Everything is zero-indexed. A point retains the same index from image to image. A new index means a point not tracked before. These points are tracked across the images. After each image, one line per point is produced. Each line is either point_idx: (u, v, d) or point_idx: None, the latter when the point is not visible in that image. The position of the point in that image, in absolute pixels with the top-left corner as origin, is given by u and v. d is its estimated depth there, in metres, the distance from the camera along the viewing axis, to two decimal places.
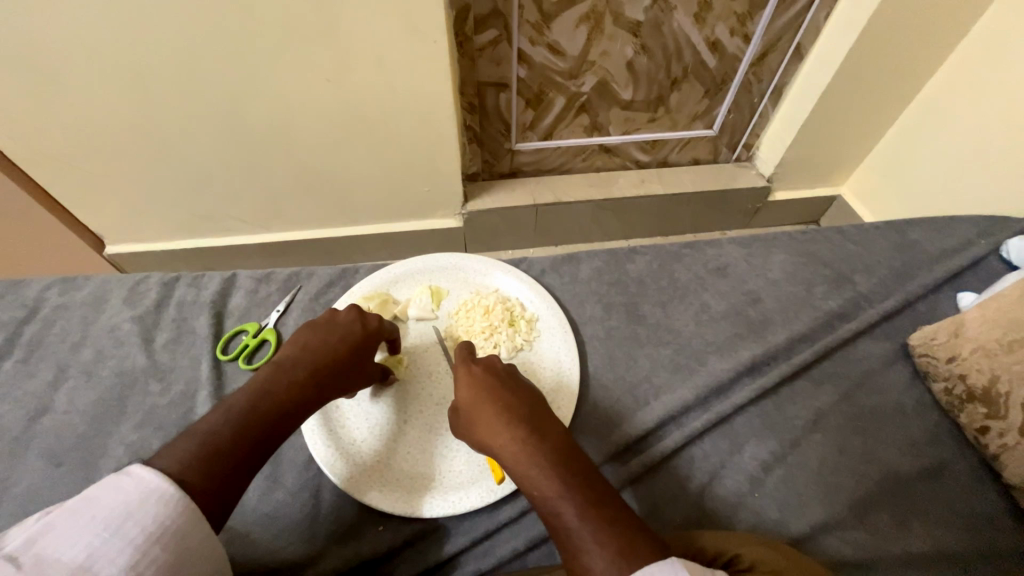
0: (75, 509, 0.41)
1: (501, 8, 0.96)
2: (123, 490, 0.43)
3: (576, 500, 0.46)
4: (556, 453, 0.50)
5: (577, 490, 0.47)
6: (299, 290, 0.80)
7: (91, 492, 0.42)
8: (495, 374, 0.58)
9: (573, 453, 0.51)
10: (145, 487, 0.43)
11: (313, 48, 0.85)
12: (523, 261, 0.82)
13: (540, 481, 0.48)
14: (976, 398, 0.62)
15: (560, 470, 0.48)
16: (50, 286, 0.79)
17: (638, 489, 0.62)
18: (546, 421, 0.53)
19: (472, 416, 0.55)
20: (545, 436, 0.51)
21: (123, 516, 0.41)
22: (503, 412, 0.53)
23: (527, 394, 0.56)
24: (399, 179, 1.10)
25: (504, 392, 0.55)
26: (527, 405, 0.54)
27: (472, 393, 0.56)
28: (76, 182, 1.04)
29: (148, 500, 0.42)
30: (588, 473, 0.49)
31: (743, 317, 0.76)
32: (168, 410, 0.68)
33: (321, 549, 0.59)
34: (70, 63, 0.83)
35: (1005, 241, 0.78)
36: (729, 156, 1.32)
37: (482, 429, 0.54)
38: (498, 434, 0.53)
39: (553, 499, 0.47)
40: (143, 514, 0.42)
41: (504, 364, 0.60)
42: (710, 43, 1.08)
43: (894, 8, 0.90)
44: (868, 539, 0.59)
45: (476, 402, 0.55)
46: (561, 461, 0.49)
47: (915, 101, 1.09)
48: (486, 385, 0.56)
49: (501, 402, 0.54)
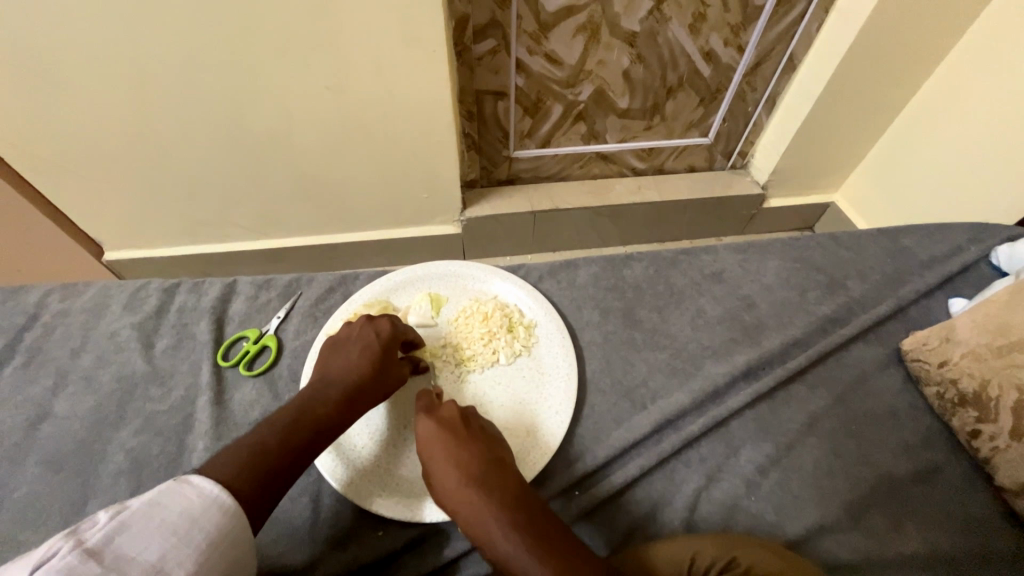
0: (145, 510, 0.42)
1: (499, 18, 0.97)
2: (186, 498, 0.45)
3: (529, 560, 0.48)
4: (510, 509, 0.51)
5: (531, 548, 0.48)
6: (299, 296, 0.80)
7: (157, 494, 0.44)
8: (451, 423, 0.58)
9: (528, 505, 0.52)
10: (207, 497, 0.46)
11: (315, 56, 0.86)
12: (521, 268, 0.83)
13: (496, 541, 0.50)
14: (968, 401, 0.63)
15: (515, 534, 0.49)
16: (50, 292, 0.80)
17: (594, 522, 0.61)
18: (501, 473, 0.54)
19: (429, 470, 0.56)
20: (499, 493, 0.52)
21: (190, 522, 0.43)
22: (457, 467, 0.54)
23: (482, 443, 0.57)
24: (398, 186, 1.11)
25: (458, 445, 0.56)
26: (481, 458, 0.55)
27: (429, 447, 0.57)
28: (78, 190, 1.04)
29: (210, 509, 0.45)
30: (542, 525, 0.50)
31: (738, 322, 0.77)
32: (169, 415, 0.69)
33: (322, 553, 0.59)
34: (76, 71, 0.84)
35: (994, 247, 0.80)
36: (725, 164, 1.34)
37: (440, 486, 0.55)
38: (452, 491, 0.54)
39: (509, 558, 0.49)
40: (206, 522, 0.44)
41: (464, 410, 0.60)
42: (705, 53, 1.10)
43: (885, 20, 0.92)
44: (863, 541, 0.60)
45: (432, 457, 0.56)
46: (515, 517, 0.50)
47: (907, 109, 1.11)
48: (442, 437, 0.56)
49: (455, 457, 0.55)
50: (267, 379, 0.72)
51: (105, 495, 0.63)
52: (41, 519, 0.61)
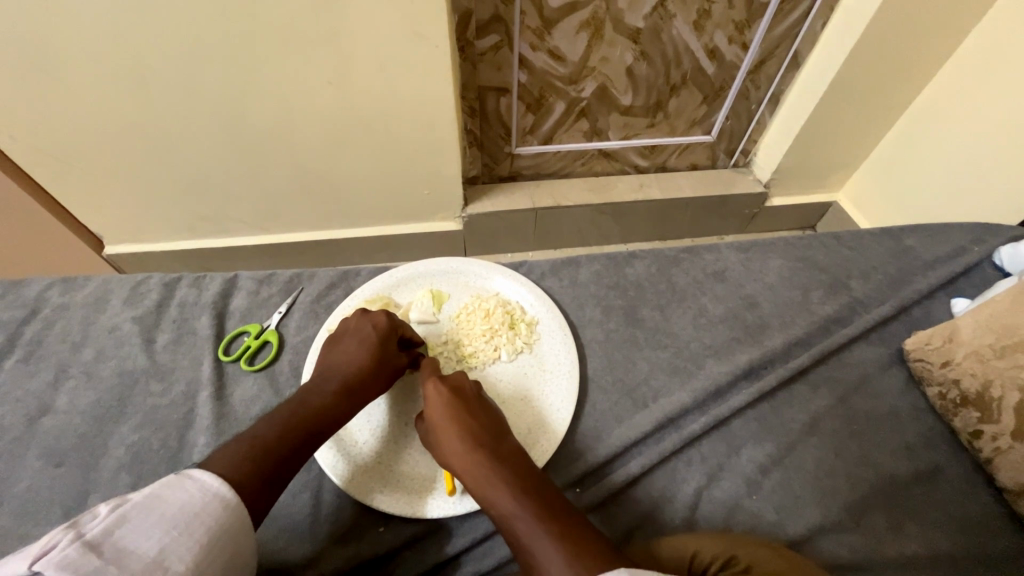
0: (144, 503, 0.42)
1: (502, 14, 0.97)
2: (187, 492, 0.45)
3: (530, 515, 0.47)
4: (513, 473, 0.51)
5: (530, 506, 0.48)
6: (301, 292, 0.80)
7: (158, 488, 0.44)
8: (461, 396, 0.58)
9: (532, 472, 0.52)
10: (208, 490, 0.45)
11: (316, 50, 0.86)
12: (523, 265, 0.83)
13: (498, 500, 0.50)
14: (970, 402, 0.63)
15: (518, 495, 0.49)
16: (50, 285, 0.79)
17: (601, 515, 0.61)
18: (505, 444, 0.55)
19: (437, 436, 0.57)
20: (504, 458, 0.53)
21: (190, 515, 0.43)
22: (464, 433, 0.55)
23: (492, 418, 0.57)
24: (400, 182, 1.11)
25: (466, 412, 0.56)
26: (488, 427, 0.56)
27: (437, 413, 0.57)
28: (78, 183, 1.04)
29: (210, 503, 0.45)
30: (544, 490, 0.50)
31: (740, 321, 0.77)
32: (169, 410, 0.69)
33: (322, 549, 0.59)
34: (77, 64, 0.84)
35: (998, 248, 0.80)
36: (727, 162, 1.33)
37: (446, 452, 0.55)
38: (460, 455, 0.54)
39: (510, 517, 0.48)
40: (207, 515, 0.44)
41: (474, 385, 0.61)
42: (708, 51, 1.09)
43: (890, 19, 0.91)
44: (863, 541, 0.60)
45: (440, 423, 0.57)
46: (518, 480, 0.51)
47: (911, 109, 1.10)
48: (451, 405, 0.57)
49: (462, 423, 0.55)
50: (267, 374, 0.72)
51: (105, 490, 0.63)
52: (41, 513, 0.61)
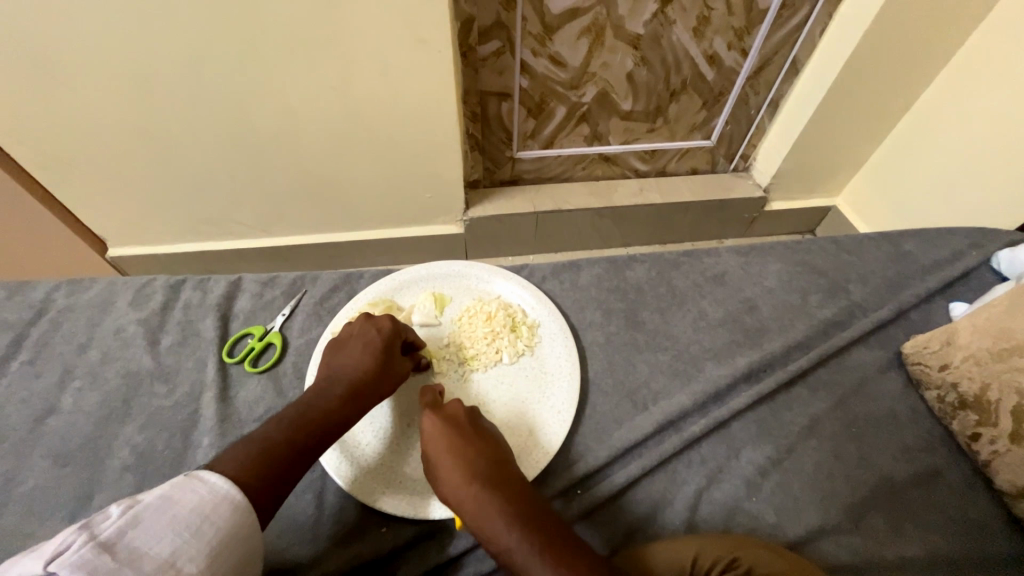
0: (156, 505, 0.43)
1: (504, 20, 0.98)
2: (198, 493, 0.45)
3: (532, 552, 0.48)
4: (513, 505, 0.51)
5: (534, 543, 0.49)
6: (304, 294, 0.81)
7: (169, 489, 0.44)
8: (456, 425, 0.58)
9: (530, 502, 0.53)
10: (219, 492, 0.46)
11: (321, 56, 0.87)
12: (525, 268, 0.83)
13: (499, 535, 0.50)
14: (968, 405, 0.63)
15: (518, 529, 0.50)
16: (56, 287, 0.80)
17: (595, 520, 0.61)
18: (503, 472, 0.55)
19: (432, 466, 0.56)
20: (503, 490, 0.53)
21: (201, 517, 0.43)
22: (461, 464, 0.55)
23: (488, 445, 0.57)
24: (402, 185, 1.12)
25: (463, 443, 0.56)
26: (485, 457, 0.56)
27: (434, 443, 0.57)
28: (83, 186, 1.05)
29: (221, 504, 0.45)
30: (545, 522, 0.51)
31: (740, 324, 0.77)
32: (174, 411, 0.69)
33: (325, 549, 0.60)
34: (84, 68, 0.85)
35: (995, 253, 0.80)
36: (727, 167, 1.34)
37: (443, 482, 0.55)
38: (457, 486, 0.54)
39: (512, 553, 0.49)
40: (218, 516, 0.44)
41: (468, 411, 0.60)
42: (708, 56, 1.10)
43: (888, 25, 0.92)
44: (862, 543, 0.60)
45: (436, 453, 0.56)
46: (516, 511, 0.51)
47: (909, 114, 1.11)
48: (448, 435, 0.57)
49: (460, 454, 0.55)
50: (271, 376, 0.73)
51: (110, 490, 0.64)
52: (46, 513, 0.62)
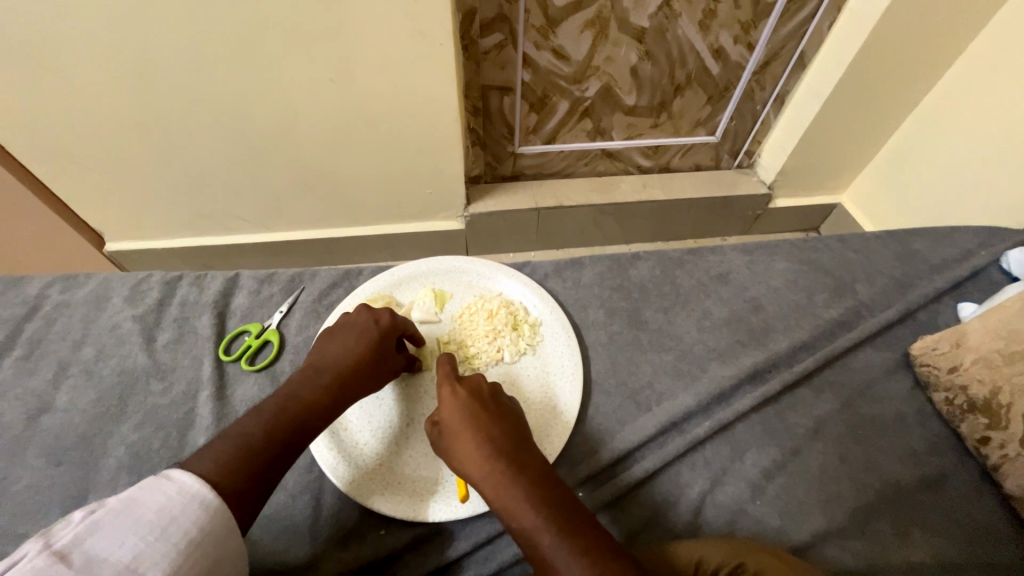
0: (118, 509, 0.42)
1: (507, 13, 0.96)
2: (165, 494, 0.44)
3: (551, 530, 0.47)
4: (534, 483, 0.51)
5: (556, 521, 0.48)
6: (302, 291, 0.80)
7: (134, 493, 0.43)
8: (479, 399, 0.57)
9: (551, 481, 0.52)
10: (187, 492, 0.45)
11: (319, 49, 0.85)
12: (527, 266, 0.82)
13: (519, 512, 0.49)
14: (977, 408, 0.62)
15: (539, 507, 0.49)
16: (51, 283, 0.79)
17: (603, 519, 0.61)
18: (524, 450, 0.54)
19: (452, 441, 0.55)
20: (524, 467, 0.52)
21: (167, 519, 0.42)
22: (484, 439, 0.54)
23: (510, 422, 0.57)
24: (402, 181, 1.11)
25: (485, 419, 0.55)
26: (507, 435, 0.55)
27: (455, 418, 0.56)
28: (79, 179, 1.04)
29: (189, 505, 0.44)
30: (565, 503, 0.50)
31: (745, 324, 0.76)
32: (169, 410, 0.68)
33: (322, 552, 0.59)
34: (77, 60, 0.83)
35: (1005, 252, 0.79)
36: (731, 163, 1.33)
37: (462, 456, 0.54)
38: (476, 462, 0.53)
39: (530, 530, 0.48)
40: (187, 518, 0.43)
41: (489, 386, 0.60)
42: (713, 51, 1.09)
43: (897, 20, 0.90)
44: (868, 548, 0.59)
45: (457, 428, 0.55)
46: (538, 490, 0.50)
47: (917, 111, 1.09)
48: (471, 410, 0.56)
49: (482, 429, 0.54)
50: (268, 374, 0.72)
51: (104, 490, 0.63)
52: (39, 513, 0.61)
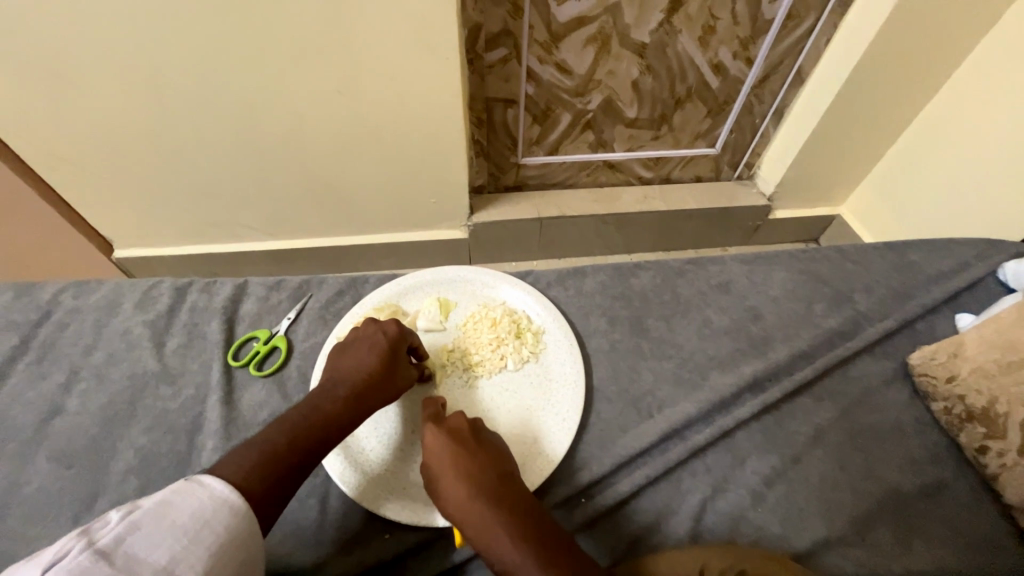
0: (156, 510, 0.43)
1: (512, 28, 0.98)
2: (198, 498, 0.45)
3: (535, 570, 0.49)
4: (517, 522, 0.52)
5: (539, 561, 0.49)
6: (310, 298, 0.81)
7: (170, 494, 0.44)
8: (460, 437, 0.58)
9: (533, 516, 0.53)
10: (218, 497, 0.46)
11: (329, 62, 0.87)
12: (530, 274, 0.84)
13: (504, 552, 0.50)
14: (975, 417, 0.64)
15: (523, 546, 0.50)
16: (63, 288, 0.80)
17: (601, 528, 0.62)
18: (507, 486, 0.55)
19: (436, 481, 0.56)
20: (507, 504, 0.53)
21: (201, 523, 0.44)
22: (465, 479, 0.55)
23: (491, 458, 0.57)
24: (407, 190, 1.12)
25: (467, 457, 0.56)
26: (489, 471, 0.56)
27: (436, 457, 0.57)
28: (91, 188, 1.05)
29: (221, 509, 0.45)
30: (548, 539, 0.51)
31: (745, 332, 0.77)
32: (179, 414, 0.69)
33: (328, 555, 0.60)
34: (92, 71, 0.86)
35: (1001, 264, 0.80)
36: (731, 175, 1.35)
37: (445, 496, 0.55)
38: (459, 502, 0.54)
39: (515, 570, 0.49)
40: (218, 522, 0.44)
41: (471, 421, 0.61)
42: (713, 65, 1.11)
43: (892, 36, 0.93)
44: (867, 554, 0.60)
45: (439, 468, 0.56)
46: (520, 528, 0.51)
47: (912, 125, 1.12)
48: (453, 449, 0.57)
49: (462, 469, 0.55)
50: (275, 379, 0.73)
51: (114, 493, 0.64)
52: (51, 515, 0.62)
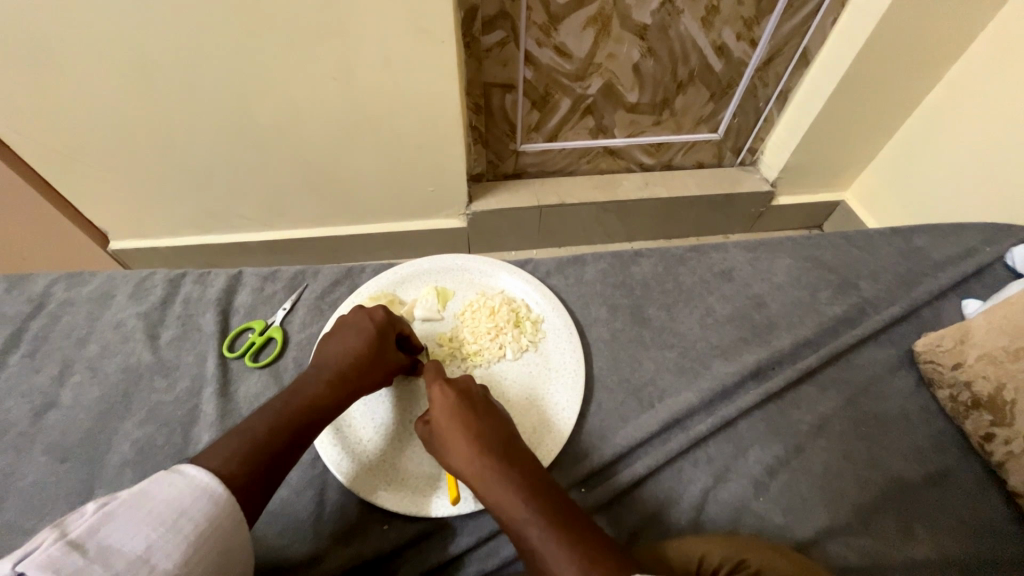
0: (132, 500, 0.42)
1: (509, 10, 0.96)
2: (177, 487, 0.44)
3: (539, 522, 0.47)
4: (523, 478, 0.50)
5: (545, 516, 0.47)
6: (305, 289, 0.80)
7: (147, 485, 0.44)
8: (467, 397, 0.57)
9: (540, 475, 0.51)
10: (197, 486, 0.45)
11: (321, 47, 0.85)
12: (529, 263, 0.82)
13: (509, 505, 0.49)
14: (982, 405, 0.62)
15: (528, 500, 0.48)
16: (56, 280, 0.79)
17: (605, 515, 0.61)
18: (514, 446, 0.54)
19: (441, 439, 0.55)
20: (514, 461, 0.52)
21: (179, 512, 0.43)
22: (472, 436, 0.54)
23: (498, 419, 0.56)
24: (404, 178, 1.11)
25: (475, 417, 0.55)
26: (498, 431, 0.55)
27: (443, 416, 0.56)
28: (83, 178, 1.04)
29: (200, 498, 0.44)
30: (555, 496, 0.49)
31: (748, 321, 0.76)
32: (173, 406, 0.68)
33: (325, 547, 0.59)
34: (78, 58, 0.83)
35: (1010, 249, 0.79)
36: (734, 160, 1.32)
37: (453, 454, 0.54)
38: (465, 459, 0.53)
39: (521, 523, 0.47)
40: (197, 511, 0.44)
41: (479, 387, 0.60)
42: (716, 47, 1.08)
43: (899, 17, 0.90)
44: (872, 545, 0.59)
45: (446, 427, 0.55)
46: (527, 484, 0.50)
47: (920, 108, 1.09)
48: (456, 405, 0.56)
49: (469, 427, 0.54)
50: (271, 370, 0.72)
51: (109, 486, 0.63)
52: (44, 509, 0.61)
